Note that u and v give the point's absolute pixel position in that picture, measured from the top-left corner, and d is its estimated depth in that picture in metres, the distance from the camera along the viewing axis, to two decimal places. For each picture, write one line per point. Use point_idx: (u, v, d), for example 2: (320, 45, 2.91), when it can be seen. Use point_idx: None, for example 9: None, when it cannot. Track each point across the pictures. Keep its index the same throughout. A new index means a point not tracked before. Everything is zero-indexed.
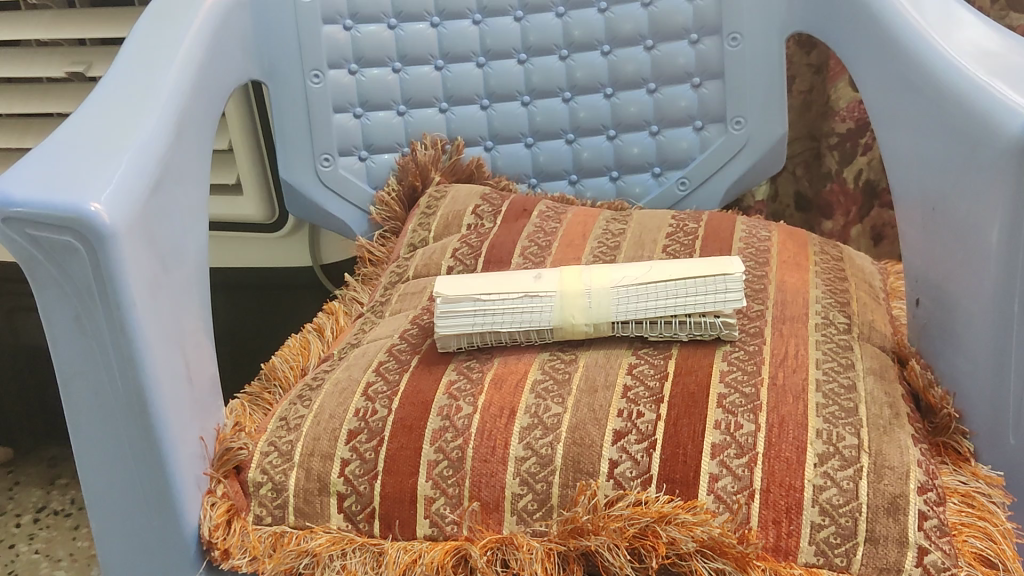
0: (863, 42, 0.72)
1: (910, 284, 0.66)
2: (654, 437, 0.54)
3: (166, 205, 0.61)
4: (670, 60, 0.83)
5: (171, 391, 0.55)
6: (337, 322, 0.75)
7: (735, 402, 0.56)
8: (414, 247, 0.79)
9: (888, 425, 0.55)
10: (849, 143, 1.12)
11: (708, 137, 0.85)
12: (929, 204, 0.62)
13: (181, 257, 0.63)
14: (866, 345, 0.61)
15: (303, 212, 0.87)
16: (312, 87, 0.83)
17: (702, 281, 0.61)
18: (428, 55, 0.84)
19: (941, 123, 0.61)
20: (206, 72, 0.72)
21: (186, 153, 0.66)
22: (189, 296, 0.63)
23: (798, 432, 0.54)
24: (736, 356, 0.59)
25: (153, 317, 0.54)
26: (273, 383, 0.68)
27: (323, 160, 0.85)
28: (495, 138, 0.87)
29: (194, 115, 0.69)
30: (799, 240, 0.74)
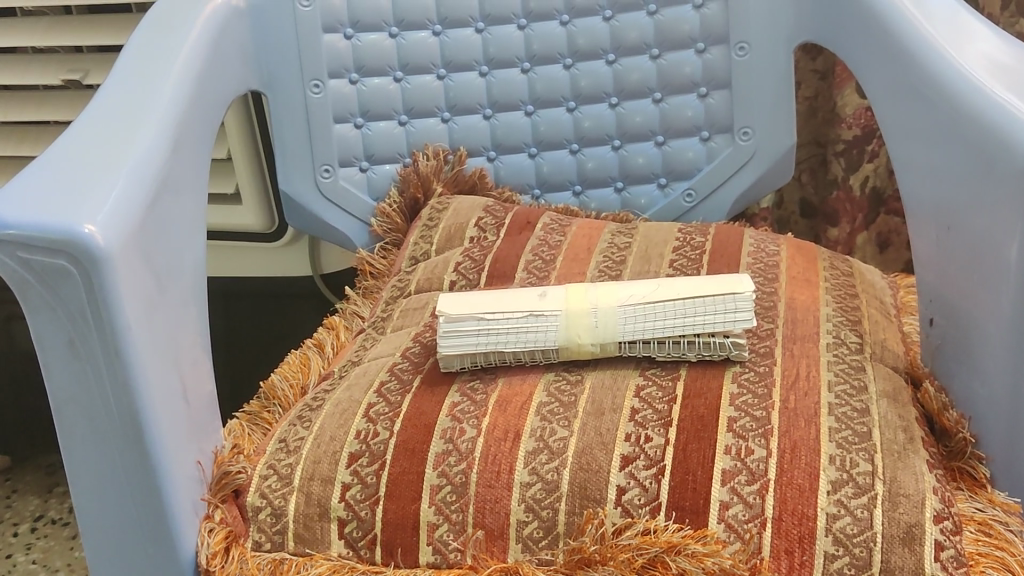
0: (873, 54, 0.70)
1: (922, 302, 0.64)
2: (663, 463, 0.53)
3: (164, 222, 0.60)
4: (677, 69, 0.82)
5: (168, 415, 0.54)
6: (337, 338, 0.74)
7: (745, 426, 0.54)
8: (416, 260, 0.77)
9: (902, 450, 0.53)
10: (855, 149, 1.10)
11: (715, 147, 0.84)
12: (942, 221, 0.61)
13: (179, 274, 0.61)
14: (878, 365, 0.60)
15: (302, 224, 0.86)
16: (312, 97, 0.82)
17: (711, 300, 0.60)
18: (430, 64, 0.83)
19: (955, 139, 0.59)
20: (205, 83, 0.71)
21: (184, 166, 0.65)
22: (186, 314, 0.61)
23: (811, 458, 0.53)
24: (746, 377, 0.58)
25: (149, 340, 0.53)
26: (273, 402, 0.67)
27: (323, 171, 0.84)
28: (498, 148, 0.85)
29: (193, 127, 0.67)
30: (809, 254, 0.72)
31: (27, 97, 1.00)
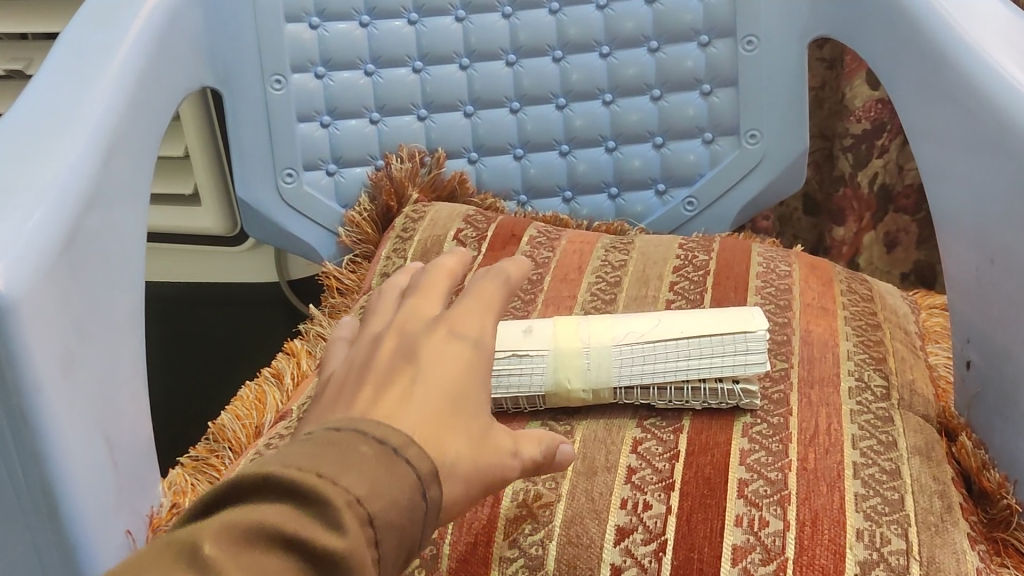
0: (898, 54, 0.62)
1: (958, 340, 0.57)
2: (665, 537, 0.46)
3: (92, 253, 0.52)
4: (677, 64, 0.74)
5: (90, 482, 0.47)
6: (298, 367, 0.66)
7: (759, 491, 0.47)
8: (388, 276, 0.69)
9: (940, 523, 0.47)
10: (864, 144, 0.99)
11: (718, 151, 0.76)
12: (982, 252, 0.53)
13: (112, 311, 0.53)
14: (908, 415, 0.53)
15: (261, 233, 0.78)
16: (272, 93, 0.73)
17: (719, 339, 0.53)
18: (405, 56, 0.74)
19: (993, 155, 0.52)
20: (149, 83, 0.62)
21: (120, 181, 0.57)
22: (120, 354, 0.53)
23: (835, 533, 0.45)
24: (758, 431, 0.51)
25: (65, 401, 0.45)
26: (222, 444, 0.60)
27: (285, 176, 0.75)
28: (480, 149, 0.77)
29: (132, 136, 0.59)
30: (824, 274, 0.65)
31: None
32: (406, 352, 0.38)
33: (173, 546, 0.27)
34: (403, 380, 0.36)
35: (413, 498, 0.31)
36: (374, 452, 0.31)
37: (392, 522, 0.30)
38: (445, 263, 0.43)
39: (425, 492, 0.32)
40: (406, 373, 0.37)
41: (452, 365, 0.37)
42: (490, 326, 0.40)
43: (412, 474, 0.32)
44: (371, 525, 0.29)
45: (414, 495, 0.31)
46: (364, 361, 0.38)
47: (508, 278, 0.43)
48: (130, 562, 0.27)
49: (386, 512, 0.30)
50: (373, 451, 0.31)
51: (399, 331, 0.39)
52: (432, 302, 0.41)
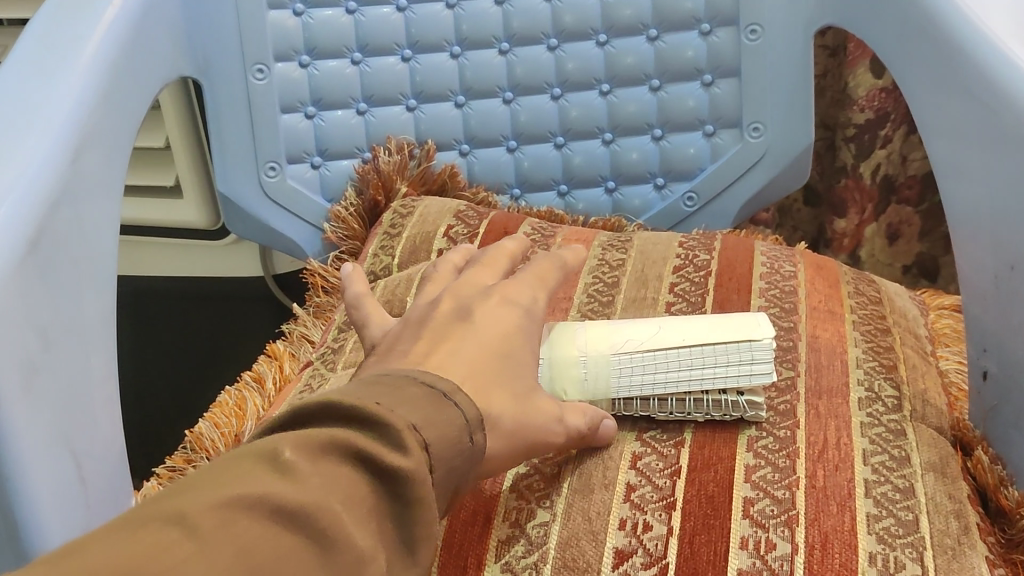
0: (909, 45, 0.60)
1: (973, 349, 0.54)
2: (666, 560, 0.43)
3: (60, 255, 0.49)
4: (677, 54, 0.71)
5: (54, 498, 0.44)
6: (281, 371, 0.63)
7: (765, 512, 0.45)
8: (375, 275, 0.66)
9: (957, 546, 0.44)
10: (868, 135, 0.92)
11: (720, 145, 0.73)
12: (1002, 257, 0.50)
13: (83, 316, 0.50)
14: (921, 428, 0.50)
15: (245, 231, 0.75)
16: (255, 83, 0.70)
17: (722, 347, 0.50)
18: (393, 44, 0.71)
19: (1013, 155, 0.49)
20: (124, 72, 0.59)
21: (90, 178, 0.53)
22: (91, 363, 0.50)
23: (846, 557, 0.43)
24: (764, 445, 0.48)
25: (23, 414, 0.42)
26: (199, 454, 0.57)
27: (269, 169, 0.72)
28: (471, 141, 0.74)
29: (105, 129, 0.56)
30: (830, 275, 0.62)
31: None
32: (461, 313, 0.42)
33: (253, 453, 0.30)
34: (454, 339, 0.40)
35: (464, 438, 0.34)
36: (428, 394, 0.34)
37: (447, 457, 0.33)
38: (507, 246, 0.50)
39: (477, 435, 0.35)
40: (457, 335, 0.40)
41: (505, 326, 0.42)
42: (540, 299, 0.46)
43: (464, 416, 0.34)
44: (431, 454, 0.32)
45: (466, 432, 0.34)
46: (422, 323, 0.41)
47: (564, 264, 0.50)
48: (217, 464, 0.29)
49: (441, 443, 0.32)
50: (427, 393, 0.34)
51: (456, 296, 0.44)
52: (490, 273, 0.47)
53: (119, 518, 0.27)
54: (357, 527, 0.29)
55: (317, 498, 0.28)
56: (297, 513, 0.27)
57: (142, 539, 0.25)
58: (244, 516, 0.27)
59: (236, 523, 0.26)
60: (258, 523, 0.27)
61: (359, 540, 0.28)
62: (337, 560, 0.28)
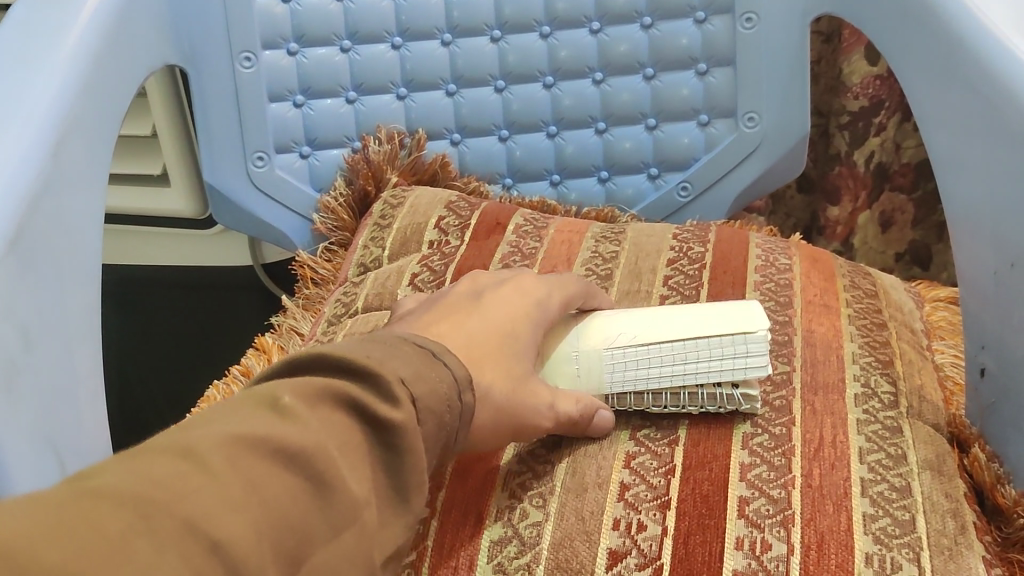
0: (906, 34, 0.59)
1: (971, 345, 0.54)
2: (660, 561, 0.43)
3: (41, 251, 0.47)
4: (672, 42, 0.70)
5: (37, 497, 0.43)
6: (269, 364, 0.62)
7: (761, 511, 0.44)
8: (364, 267, 0.66)
9: (954, 546, 0.44)
10: (862, 123, 0.91)
11: (715, 134, 0.73)
12: (1002, 254, 0.50)
13: (65, 311, 0.49)
14: (918, 425, 0.50)
15: (231, 220, 0.73)
16: (242, 72, 0.69)
17: (716, 340, 0.49)
18: (383, 32, 0.70)
19: (1014, 150, 0.48)
20: (106, 61, 0.58)
21: (72, 172, 0.52)
22: (74, 361, 0.49)
23: (843, 558, 0.42)
24: (759, 442, 0.47)
25: (3, 415, 0.41)
26: None
27: (257, 159, 0.71)
28: (463, 130, 0.73)
29: (87, 120, 0.55)
30: (825, 267, 0.61)
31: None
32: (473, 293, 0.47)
33: (253, 398, 0.32)
34: (464, 312, 0.45)
35: (449, 396, 0.37)
36: (417, 354, 0.37)
37: (432, 416, 0.35)
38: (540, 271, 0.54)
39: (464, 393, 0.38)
40: (466, 311, 0.45)
41: (511, 310, 0.46)
42: (555, 297, 0.50)
43: (451, 371, 0.37)
44: (418, 407, 0.35)
45: (453, 389, 0.37)
46: (440, 297, 0.47)
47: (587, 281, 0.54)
48: (221, 410, 0.32)
49: (428, 396, 0.35)
50: (416, 354, 0.37)
51: (475, 280, 0.49)
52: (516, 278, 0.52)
53: (131, 452, 0.29)
54: (350, 471, 0.32)
55: (317, 442, 0.31)
56: (299, 455, 0.30)
57: (162, 472, 0.28)
58: (251, 454, 0.29)
59: (245, 460, 0.29)
60: (265, 462, 0.29)
61: (351, 483, 0.31)
62: (333, 500, 0.31)
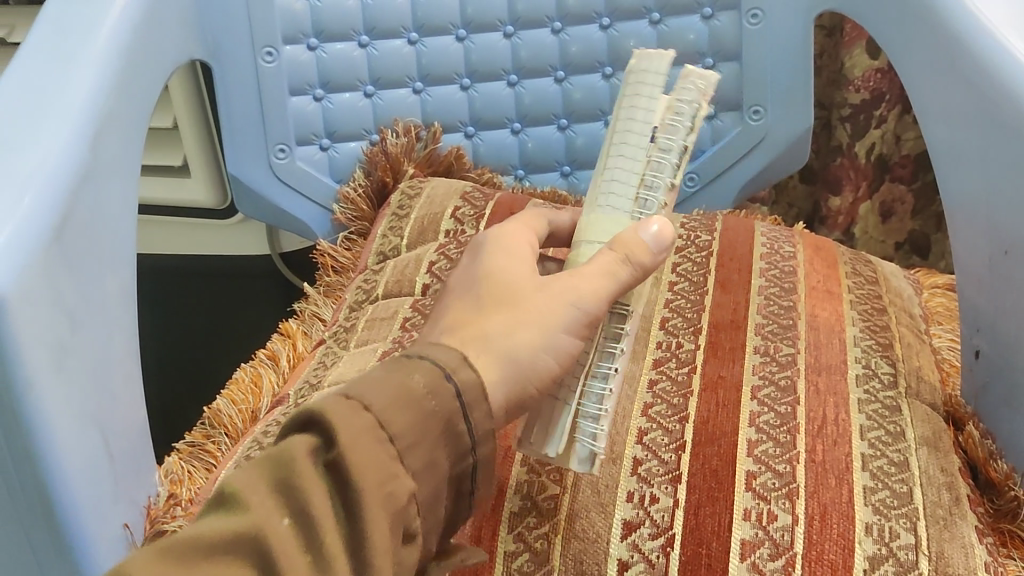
0: (907, 31, 0.61)
1: (967, 331, 0.56)
2: (672, 531, 0.45)
3: (83, 238, 0.49)
4: (679, 37, 0.72)
5: (87, 473, 0.45)
6: (294, 349, 0.65)
7: (768, 484, 0.47)
8: (384, 256, 0.68)
9: (948, 516, 0.46)
10: (863, 115, 0.93)
11: (720, 127, 0.75)
12: (996, 241, 0.52)
13: (104, 296, 0.51)
14: (915, 404, 0.53)
15: (252, 210, 0.76)
16: (264, 66, 0.71)
17: (636, 95, 0.47)
18: (400, 27, 0.72)
19: (1009, 143, 0.50)
20: (134, 60, 0.60)
21: (106, 163, 0.54)
22: (111, 344, 0.51)
23: (844, 528, 0.45)
24: (765, 420, 0.50)
25: (58, 395, 0.43)
26: (218, 430, 0.59)
27: (278, 151, 0.74)
28: (477, 123, 0.76)
29: (120, 118, 0.57)
30: (827, 255, 0.64)
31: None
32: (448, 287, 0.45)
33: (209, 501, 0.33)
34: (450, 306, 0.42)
35: (433, 392, 0.36)
36: (398, 365, 0.37)
37: (408, 421, 0.35)
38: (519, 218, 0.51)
39: (457, 391, 0.37)
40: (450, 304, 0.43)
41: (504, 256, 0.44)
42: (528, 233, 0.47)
43: (441, 372, 0.37)
44: (382, 422, 0.34)
45: (440, 386, 0.36)
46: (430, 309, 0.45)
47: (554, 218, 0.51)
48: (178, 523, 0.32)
49: (404, 425, 0.35)
50: (392, 367, 0.36)
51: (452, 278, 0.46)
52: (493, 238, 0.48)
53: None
54: (297, 547, 0.31)
55: (252, 524, 0.31)
56: (230, 547, 0.30)
57: None
58: (179, 561, 0.30)
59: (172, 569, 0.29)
60: (195, 555, 0.30)
61: (297, 561, 0.31)
62: None
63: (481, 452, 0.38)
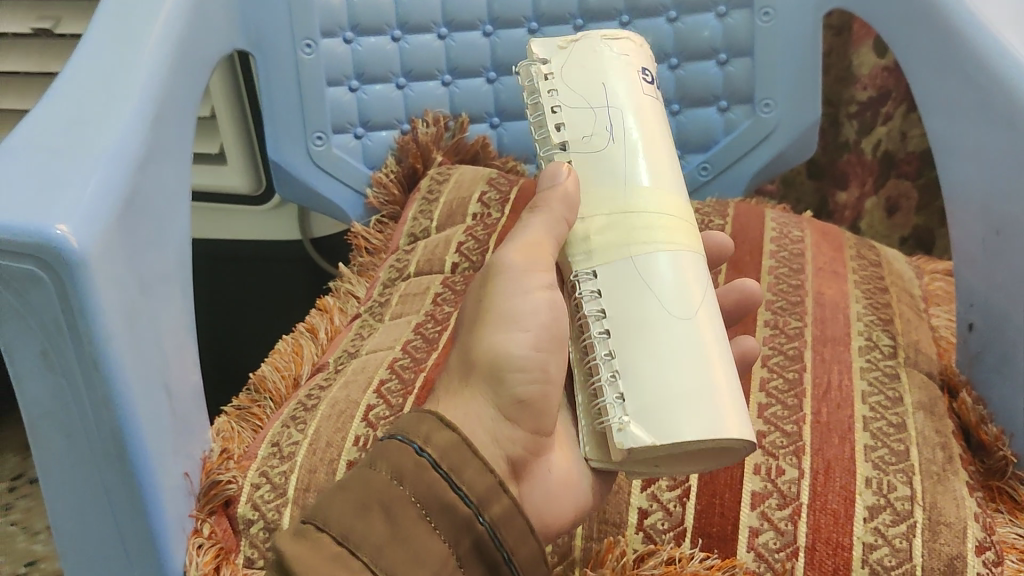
0: (910, 29, 0.65)
1: (962, 306, 0.60)
2: (688, 484, 0.50)
3: (149, 207, 0.53)
4: (695, 34, 0.76)
5: (153, 421, 0.49)
6: (331, 322, 0.69)
7: (776, 443, 0.51)
8: (415, 237, 0.72)
9: (942, 472, 0.50)
10: (870, 112, 0.97)
11: (733, 119, 0.79)
12: (989, 222, 0.56)
13: (166, 261, 0.55)
14: (914, 373, 0.57)
15: (289, 193, 0.80)
16: (304, 58, 0.75)
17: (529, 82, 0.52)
18: (431, 22, 0.77)
19: (1004, 133, 0.54)
20: (190, 44, 0.64)
21: (168, 138, 0.58)
22: (172, 305, 0.55)
23: (846, 481, 0.49)
24: (774, 386, 0.54)
25: (131, 349, 0.47)
26: (263, 395, 0.63)
27: (316, 138, 0.78)
28: (501, 114, 0.80)
29: (176, 98, 0.60)
30: (834, 240, 0.68)
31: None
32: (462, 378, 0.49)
33: None
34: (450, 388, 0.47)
35: (397, 478, 0.40)
36: (371, 459, 0.41)
37: (368, 524, 0.39)
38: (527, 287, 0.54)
39: (433, 461, 0.41)
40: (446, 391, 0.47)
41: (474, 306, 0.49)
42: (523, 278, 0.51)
43: (410, 448, 0.41)
44: (339, 534, 0.38)
45: (406, 471, 0.40)
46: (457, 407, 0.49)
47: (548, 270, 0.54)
48: None
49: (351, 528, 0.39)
50: (364, 465, 0.41)
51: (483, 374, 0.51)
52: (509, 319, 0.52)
53: None
54: None
55: None
56: None
57: None
58: None
59: None
60: None
61: None
62: None
63: (490, 511, 0.41)
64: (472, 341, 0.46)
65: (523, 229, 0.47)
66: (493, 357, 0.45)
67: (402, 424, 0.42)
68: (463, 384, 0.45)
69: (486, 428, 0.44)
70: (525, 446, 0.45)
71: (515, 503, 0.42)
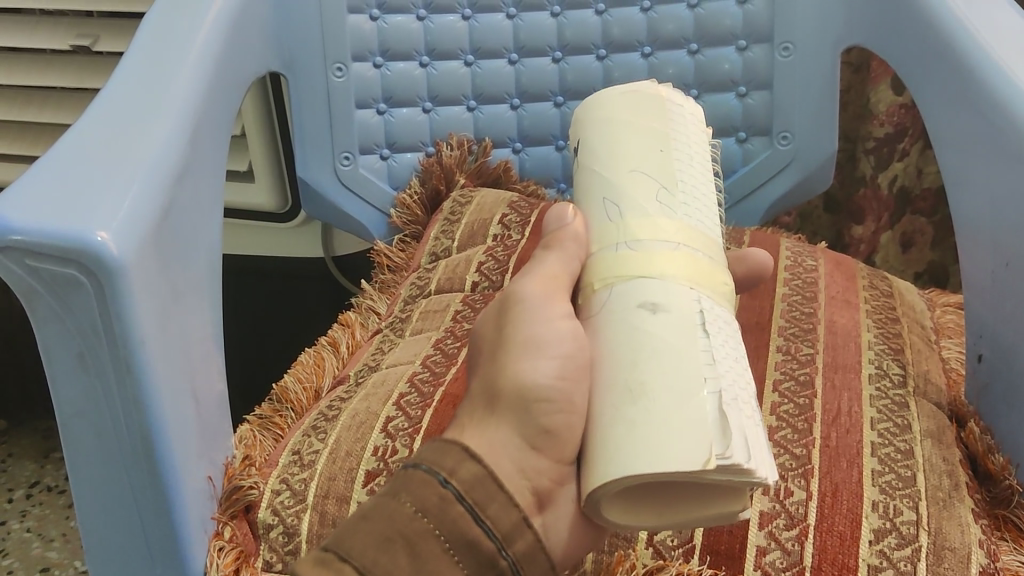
0: (925, 66, 0.67)
1: (972, 338, 0.62)
2: None
3: (183, 218, 0.55)
4: (715, 66, 0.79)
5: (179, 426, 0.51)
6: (352, 337, 0.72)
7: (785, 465, 0.52)
8: (436, 256, 0.74)
9: (948, 498, 0.51)
10: (887, 148, 0.98)
11: (751, 150, 0.81)
12: (999, 255, 0.57)
13: (197, 271, 0.57)
14: (923, 402, 0.58)
15: (315, 210, 0.82)
16: (334, 81, 0.78)
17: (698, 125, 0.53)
18: (458, 50, 0.79)
19: (1015, 168, 0.56)
20: (226, 61, 0.66)
21: (203, 153, 0.60)
22: (200, 314, 0.56)
23: (853, 504, 0.50)
24: (785, 409, 0.56)
25: (163, 354, 0.49)
26: (285, 405, 0.65)
27: (343, 158, 0.80)
28: (524, 140, 0.82)
29: (212, 113, 0.62)
30: (847, 270, 0.69)
31: (23, 60, 0.94)
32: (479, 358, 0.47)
33: None
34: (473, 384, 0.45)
35: (420, 511, 0.39)
36: (395, 488, 0.40)
37: (390, 556, 0.38)
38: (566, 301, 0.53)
39: (458, 495, 0.39)
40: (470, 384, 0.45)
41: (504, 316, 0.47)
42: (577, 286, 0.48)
43: (435, 479, 0.40)
44: (360, 567, 0.38)
45: (429, 504, 0.39)
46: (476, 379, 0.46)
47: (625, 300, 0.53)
48: None
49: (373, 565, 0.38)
50: (387, 494, 0.40)
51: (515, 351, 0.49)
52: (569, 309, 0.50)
53: None
54: None
55: None
56: None
57: None
58: None
59: None
60: None
61: None
62: None
63: (514, 548, 0.40)
64: (493, 371, 0.44)
65: (538, 263, 0.47)
66: (517, 387, 0.42)
67: (429, 454, 0.41)
68: (489, 414, 0.43)
69: (511, 457, 0.41)
70: (551, 478, 0.42)
71: (540, 540, 0.40)
